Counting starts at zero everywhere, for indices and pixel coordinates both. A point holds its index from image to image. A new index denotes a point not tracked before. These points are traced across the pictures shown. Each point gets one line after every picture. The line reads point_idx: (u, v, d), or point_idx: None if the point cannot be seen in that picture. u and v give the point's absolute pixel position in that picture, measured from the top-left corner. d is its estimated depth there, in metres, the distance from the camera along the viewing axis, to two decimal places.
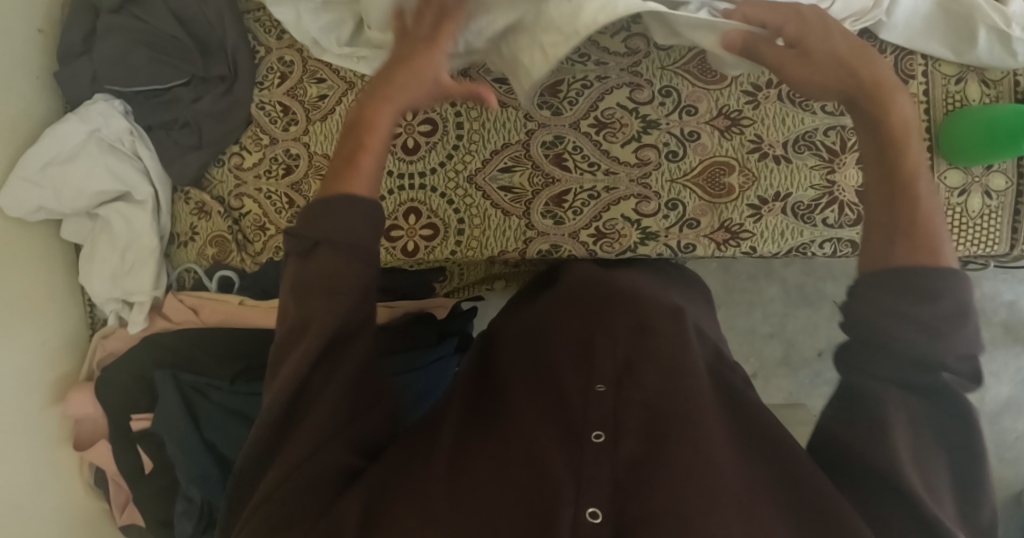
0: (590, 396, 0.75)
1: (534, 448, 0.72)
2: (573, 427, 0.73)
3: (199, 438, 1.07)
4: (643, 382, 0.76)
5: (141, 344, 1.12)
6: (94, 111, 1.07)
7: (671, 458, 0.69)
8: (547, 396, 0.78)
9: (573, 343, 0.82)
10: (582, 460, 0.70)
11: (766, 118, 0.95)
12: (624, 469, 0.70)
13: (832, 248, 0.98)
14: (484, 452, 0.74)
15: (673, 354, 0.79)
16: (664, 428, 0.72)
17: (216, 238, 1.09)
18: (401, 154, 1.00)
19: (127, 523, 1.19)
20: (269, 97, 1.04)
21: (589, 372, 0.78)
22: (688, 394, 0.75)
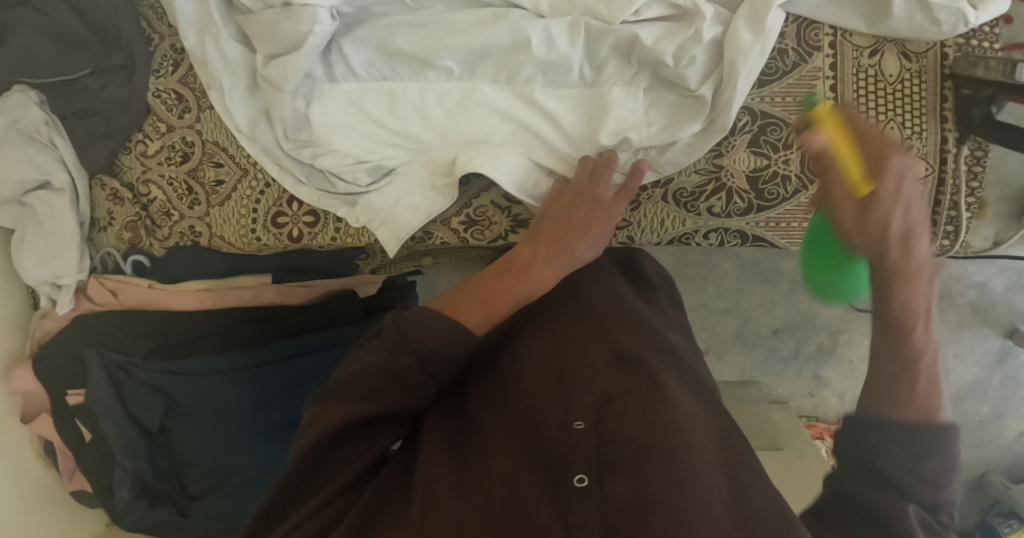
0: (569, 432, 0.75)
1: (517, 490, 0.70)
2: (557, 468, 0.72)
3: (124, 413, 1.14)
4: (623, 418, 0.77)
5: (72, 323, 1.18)
6: (11, 102, 1.10)
7: (658, 493, 0.68)
8: (524, 429, 0.78)
9: (551, 375, 0.83)
10: (567, 506, 0.68)
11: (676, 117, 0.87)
12: (614, 512, 0.68)
13: (720, 239, 0.95)
14: (457, 498, 0.71)
15: (652, 391, 0.81)
16: (647, 461, 0.72)
17: (130, 223, 1.13)
18: (299, 150, 0.96)
19: (75, 489, 1.26)
20: (164, 84, 1.06)
21: (569, 407, 0.78)
22: (669, 427, 0.75)
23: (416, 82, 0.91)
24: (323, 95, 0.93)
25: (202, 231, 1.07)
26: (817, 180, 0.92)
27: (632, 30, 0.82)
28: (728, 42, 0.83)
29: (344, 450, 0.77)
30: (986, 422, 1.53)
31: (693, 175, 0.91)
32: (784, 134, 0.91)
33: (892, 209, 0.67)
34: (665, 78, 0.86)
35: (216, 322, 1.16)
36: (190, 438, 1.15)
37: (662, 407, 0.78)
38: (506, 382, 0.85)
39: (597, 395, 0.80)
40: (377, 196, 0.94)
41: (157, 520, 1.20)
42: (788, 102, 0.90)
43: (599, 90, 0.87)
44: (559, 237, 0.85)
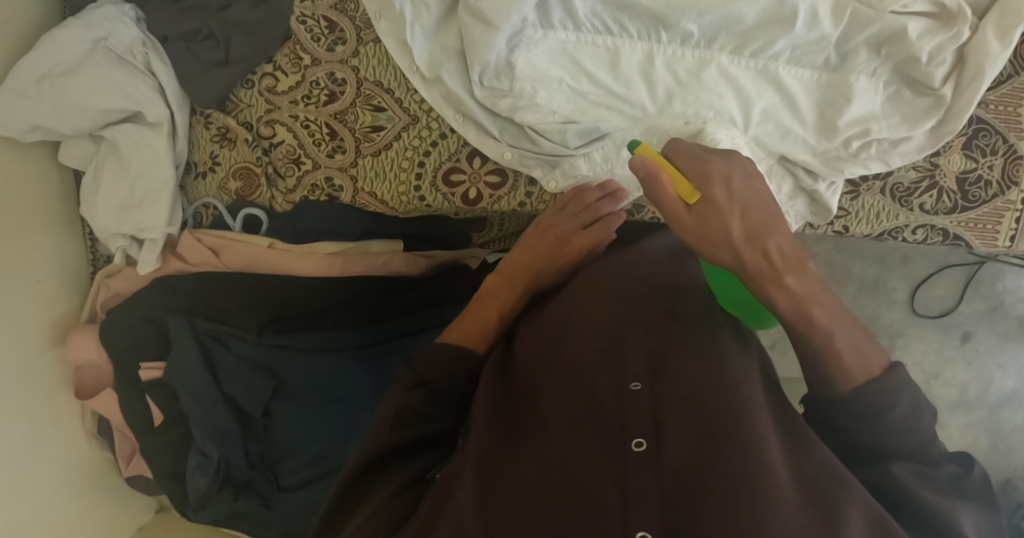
0: (625, 396, 0.74)
1: (575, 467, 0.70)
2: (612, 433, 0.72)
3: (218, 393, 0.99)
4: (678, 376, 0.75)
5: (152, 287, 1.00)
6: (101, 15, 0.94)
7: (719, 461, 0.68)
8: (579, 397, 0.76)
9: (598, 335, 0.81)
10: (624, 472, 0.68)
11: (918, 110, 0.84)
12: (673, 479, 0.67)
13: (924, 236, 0.93)
14: (518, 479, 0.72)
15: (710, 346, 0.79)
16: (708, 428, 0.71)
17: (241, 170, 0.97)
18: (492, 99, 0.84)
19: (133, 475, 1.09)
20: (312, 9, 0.91)
21: (621, 369, 0.77)
22: (727, 385, 0.74)
23: (643, 44, 0.81)
24: (535, 46, 0.81)
25: (342, 185, 0.93)
26: (1015, 187, 0.90)
27: (903, 21, 0.79)
28: (976, 47, 0.81)
29: (416, 419, 0.78)
30: (1018, 430, 1.62)
31: (910, 170, 0.89)
32: (992, 140, 0.89)
33: (728, 214, 0.68)
34: (905, 72, 0.83)
35: (337, 294, 1.00)
36: (297, 422, 1.01)
37: (720, 366, 0.76)
38: (550, 338, 0.84)
39: (646, 352, 0.79)
40: (585, 160, 0.87)
41: (235, 512, 1.06)
42: (1000, 108, 0.89)
43: (846, 77, 0.82)
44: (529, 268, 0.91)
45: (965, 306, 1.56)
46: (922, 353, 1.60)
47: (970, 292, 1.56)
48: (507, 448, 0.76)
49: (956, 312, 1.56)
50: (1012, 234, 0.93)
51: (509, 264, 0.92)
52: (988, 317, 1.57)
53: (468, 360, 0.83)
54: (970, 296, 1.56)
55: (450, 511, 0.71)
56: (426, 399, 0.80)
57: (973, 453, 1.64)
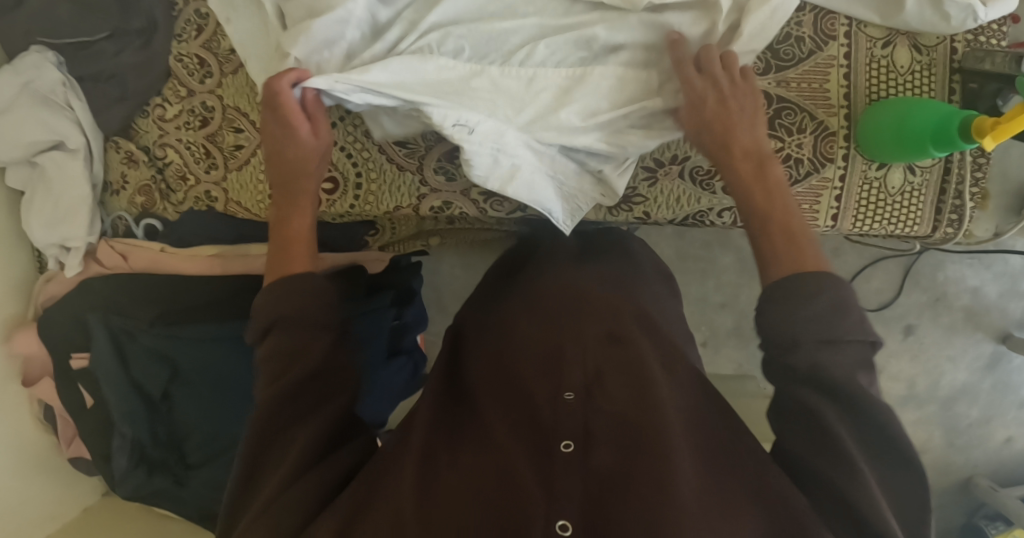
0: (559, 405, 0.79)
1: (504, 463, 0.74)
2: (545, 436, 0.76)
3: (126, 378, 1.14)
4: (611, 394, 0.81)
5: (78, 288, 1.17)
6: (27, 62, 1.09)
7: (641, 468, 0.72)
8: (517, 403, 0.82)
9: (542, 352, 0.87)
10: (553, 472, 0.72)
11: None
12: (594, 479, 0.72)
13: (731, 218, 0.96)
14: (456, 464, 0.76)
15: (641, 361, 0.85)
16: (632, 438, 0.75)
17: (144, 187, 1.14)
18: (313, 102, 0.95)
19: (73, 455, 1.27)
20: (187, 49, 1.07)
21: (559, 382, 0.82)
22: (655, 401, 0.79)
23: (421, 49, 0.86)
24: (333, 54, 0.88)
25: (218, 196, 1.09)
26: (830, 163, 0.95)
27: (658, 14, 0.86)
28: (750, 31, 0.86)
29: (332, 389, 0.81)
30: (974, 426, 1.57)
31: None
32: (798, 118, 0.94)
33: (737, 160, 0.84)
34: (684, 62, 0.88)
35: (217, 292, 1.15)
36: (193, 404, 1.16)
37: (653, 381, 0.82)
38: (498, 359, 0.90)
39: (585, 377, 0.83)
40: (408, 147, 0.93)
41: (152, 489, 1.21)
42: (804, 86, 0.93)
43: (623, 71, 0.89)
44: (286, 192, 0.91)
45: (905, 298, 1.53)
46: None
47: (909, 284, 1.53)
48: (449, 439, 0.80)
49: (896, 304, 1.53)
50: (832, 213, 0.97)
51: (276, 188, 0.91)
52: (930, 309, 1.53)
53: (326, 325, 0.84)
54: (910, 288, 1.53)
55: (380, 489, 0.75)
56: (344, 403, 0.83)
57: (929, 452, 1.59)
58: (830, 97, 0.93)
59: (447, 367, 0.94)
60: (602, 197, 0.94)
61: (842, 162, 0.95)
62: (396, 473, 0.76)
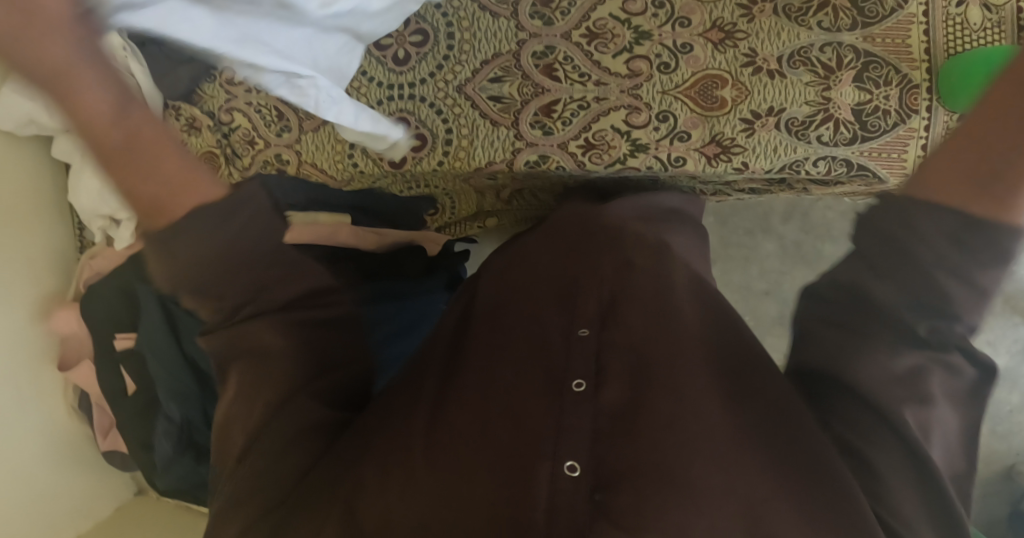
0: (572, 340, 0.71)
1: (512, 410, 0.68)
2: (556, 373, 0.70)
3: (178, 353, 1.07)
4: (629, 323, 0.72)
5: (130, 261, 1.12)
6: None
7: (656, 399, 0.66)
8: (524, 345, 0.73)
9: (553, 288, 0.77)
10: (562, 412, 0.66)
11: (762, 32, 0.93)
12: (607, 419, 0.66)
13: (826, 168, 0.95)
14: (458, 423, 0.69)
15: (664, 294, 0.74)
16: (650, 371, 0.68)
17: (205, 154, 1.08)
18: (390, 64, 0.96)
19: (109, 449, 1.19)
20: None
21: (574, 314, 0.74)
22: (680, 332, 0.71)
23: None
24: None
25: (289, 159, 1.06)
26: (914, 114, 0.93)
27: None
28: None
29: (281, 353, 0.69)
30: (1016, 413, 1.57)
31: (804, 105, 0.93)
32: (883, 72, 0.92)
33: None
34: None
35: None
36: None
37: (680, 315, 0.73)
38: (505, 305, 0.79)
39: (600, 308, 0.74)
40: None
41: (197, 480, 1.13)
42: (887, 42, 0.92)
43: None
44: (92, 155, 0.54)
45: None
46: None
47: None
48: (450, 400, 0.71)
49: None
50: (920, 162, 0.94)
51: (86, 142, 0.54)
52: None
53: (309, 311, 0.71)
54: None
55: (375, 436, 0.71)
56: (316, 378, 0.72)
57: None
58: (912, 52, 0.93)
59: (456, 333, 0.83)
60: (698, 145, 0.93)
61: (925, 113, 0.93)
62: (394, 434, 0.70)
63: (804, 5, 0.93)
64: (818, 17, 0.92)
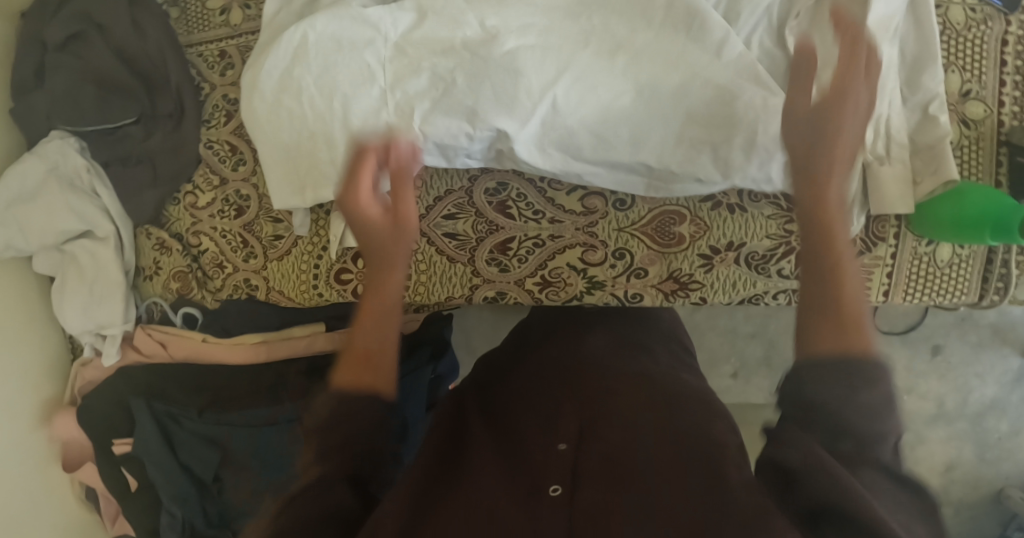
0: (552, 452, 0.74)
1: (493, 510, 0.68)
2: (534, 480, 0.72)
3: (175, 462, 1.14)
4: (607, 436, 0.74)
5: (118, 374, 1.16)
6: (51, 149, 1.09)
7: (625, 502, 0.67)
8: (511, 454, 0.77)
9: (537, 419, 0.81)
10: (539, 515, 0.68)
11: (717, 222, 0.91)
12: (580, 519, 0.67)
13: (788, 299, 0.93)
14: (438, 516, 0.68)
15: (660, 429, 0.73)
16: (619, 477, 0.70)
17: (178, 273, 1.10)
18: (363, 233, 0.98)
19: (118, 533, 1.27)
20: (216, 136, 1.04)
21: (556, 432, 0.77)
22: (664, 460, 0.70)
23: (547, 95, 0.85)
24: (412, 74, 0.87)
25: (257, 284, 1.06)
26: (880, 242, 0.91)
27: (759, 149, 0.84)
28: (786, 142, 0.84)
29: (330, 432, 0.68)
30: (1004, 438, 1.60)
31: (764, 239, 0.90)
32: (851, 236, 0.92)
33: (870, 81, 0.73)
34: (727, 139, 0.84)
35: (263, 376, 1.13)
36: (243, 484, 1.15)
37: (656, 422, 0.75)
38: (502, 408, 0.86)
39: (580, 427, 0.77)
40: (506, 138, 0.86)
41: None
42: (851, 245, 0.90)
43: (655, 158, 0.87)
44: None
45: (931, 319, 1.57)
46: None
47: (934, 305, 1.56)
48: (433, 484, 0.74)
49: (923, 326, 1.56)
50: (884, 288, 0.93)
51: None
52: (956, 328, 1.57)
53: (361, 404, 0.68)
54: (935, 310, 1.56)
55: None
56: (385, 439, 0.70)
57: (959, 466, 1.63)
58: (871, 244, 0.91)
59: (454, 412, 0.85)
60: (654, 277, 0.93)
61: (892, 241, 0.91)
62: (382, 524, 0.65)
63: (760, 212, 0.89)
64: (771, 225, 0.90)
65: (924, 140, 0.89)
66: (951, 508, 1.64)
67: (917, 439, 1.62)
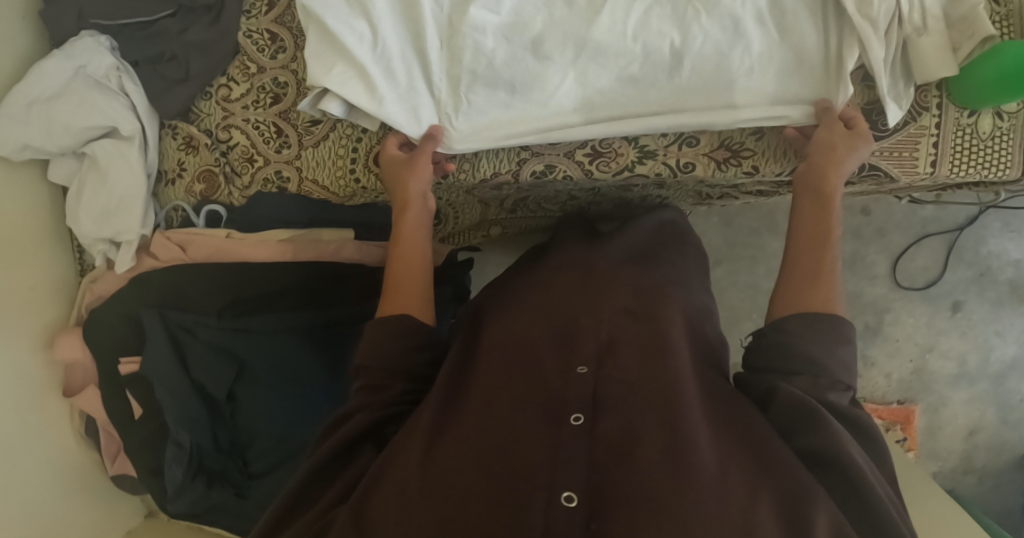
0: (570, 376, 0.77)
1: (514, 434, 0.73)
2: (554, 406, 0.75)
3: (186, 379, 1.06)
4: (623, 364, 0.78)
5: (130, 284, 1.09)
6: (79, 46, 1.03)
7: (647, 433, 0.71)
8: (527, 375, 0.79)
9: (549, 334, 0.83)
10: (561, 441, 0.71)
11: (770, 148, 0.94)
12: (603, 449, 0.70)
13: None
14: (464, 438, 0.75)
15: (657, 340, 0.82)
16: (641, 404, 0.74)
17: (204, 173, 1.07)
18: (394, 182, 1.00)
19: (118, 473, 1.17)
20: (256, 25, 1.02)
21: (570, 354, 0.80)
22: (668, 380, 0.77)
23: (560, 62, 0.92)
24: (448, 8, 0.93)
25: (290, 177, 1.03)
26: (925, 112, 0.96)
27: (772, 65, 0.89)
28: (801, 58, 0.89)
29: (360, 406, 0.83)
30: None
31: None
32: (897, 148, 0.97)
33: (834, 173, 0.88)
34: (746, 54, 0.89)
35: (287, 279, 1.07)
36: (259, 403, 1.08)
37: (664, 355, 0.80)
38: (510, 316, 0.88)
39: (595, 351, 0.80)
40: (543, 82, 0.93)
41: (208, 503, 1.13)
42: (896, 153, 0.97)
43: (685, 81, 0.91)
44: None
45: (949, 275, 1.55)
46: (913, 328, 1.58)
47: (952, 261, 1.55)
48: (458, 414, 0.79)
49: (941, 282, 1.55)
50: (931, 159, 0.97)
51: None
52: (976, 284, 1.55)
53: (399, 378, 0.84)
54: (953, 265, 1.55)
55: (398, 464, 0.75)
56: (429, 361, 0.87)
57: (984, 430, 1.59)
58: (917, 164, 0.98)
59: (465, 342, 0.91)
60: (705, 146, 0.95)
61: (936, 110, 0.96)
62: (408, 443, 0.76)
63: None
64: None
65: (958, 11, 0.92)
66: (977, 477, 1.60)
67: (940, 402, 1.59)
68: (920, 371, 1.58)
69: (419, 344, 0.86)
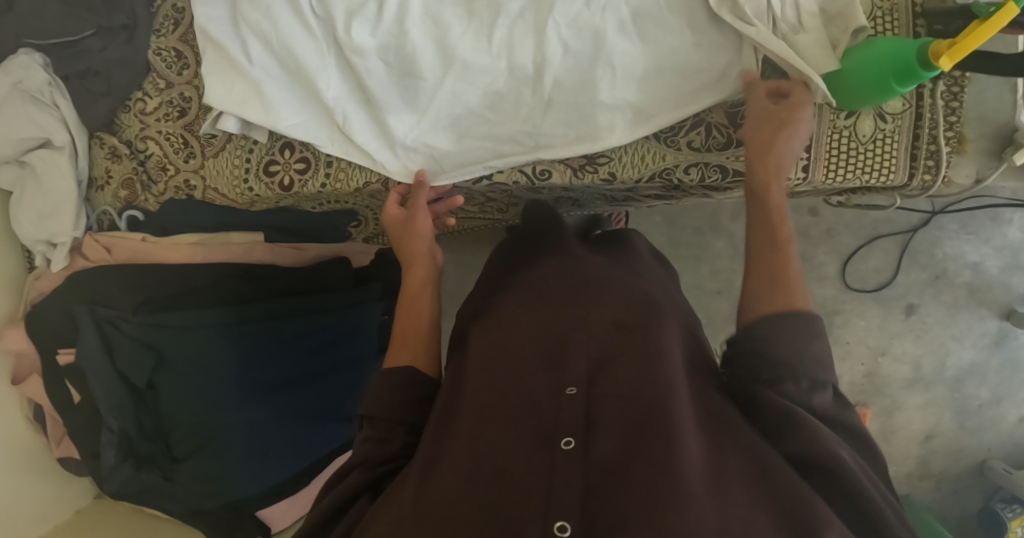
0: (562, 397, 0.72)
1: (503, 459, 0.68)
2: (544, 427, 0.70)
3: (112, 369, 1.13)
4: (618, 379, 0.73)
5: (65, 281, 1.18)
6: (15, 64, 1.10)
7: (646, 453, 0.66)
8: (514, 392, 0.74)
9: (540, 347, 0.78)
10: (554, 466, 0.66)
11: (626, 154, 0.98)
12: (599, 473, 0.66)
13: (699, 175, 0.97)
14: (454, 463, 0.70)
15: (654, 349, 0.76)
16: (642, 423, 0.69)
17: (127, 180, 1.18)
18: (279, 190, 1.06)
19: (63, 455, 1.28)
20: (165, 43, 1.11)
21: (562, 371, 0.75)
22: (665, 394, 0.71)
23: (433, 80, 0.95)
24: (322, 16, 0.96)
25: (196, 184, 1.13)
26: None
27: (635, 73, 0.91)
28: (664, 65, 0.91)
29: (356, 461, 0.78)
30: (985, 405, 1.52)
31: None
32: None
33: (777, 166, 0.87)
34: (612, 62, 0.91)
35: (199, 276, 1.17)
36: (180, 392, 1.13)
37: (659, 366, 0.74)
38: (499, 323, 0.83)
39: (588, 367, 0.75)
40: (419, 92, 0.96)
41: (142, 484, 1.18)
42: None
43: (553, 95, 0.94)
44: None
45: (903, 277, 1.51)
46: (865, 330, 1.53)
47: (906, 262, 1.51)
48: (447, 434, 0.74)
49: (894, 284, 1.51)
50: (803, 164, 0.96)
51: None
52: (931, 287, 1.51)
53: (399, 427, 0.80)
54: (907, 267, 1.51)
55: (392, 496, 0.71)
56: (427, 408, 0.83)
57: (941, 436, 1.53)
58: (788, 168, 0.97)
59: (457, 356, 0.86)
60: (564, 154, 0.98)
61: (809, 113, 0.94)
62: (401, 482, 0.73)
63: (675, 125, 0.95)
64: (688, 137, 0.95)
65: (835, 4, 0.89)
66: (935, 483, 1.54)
67: (894, 406, 1.53)
68: (873, 374, 1.53)
69: (418, 393, 0.83)
